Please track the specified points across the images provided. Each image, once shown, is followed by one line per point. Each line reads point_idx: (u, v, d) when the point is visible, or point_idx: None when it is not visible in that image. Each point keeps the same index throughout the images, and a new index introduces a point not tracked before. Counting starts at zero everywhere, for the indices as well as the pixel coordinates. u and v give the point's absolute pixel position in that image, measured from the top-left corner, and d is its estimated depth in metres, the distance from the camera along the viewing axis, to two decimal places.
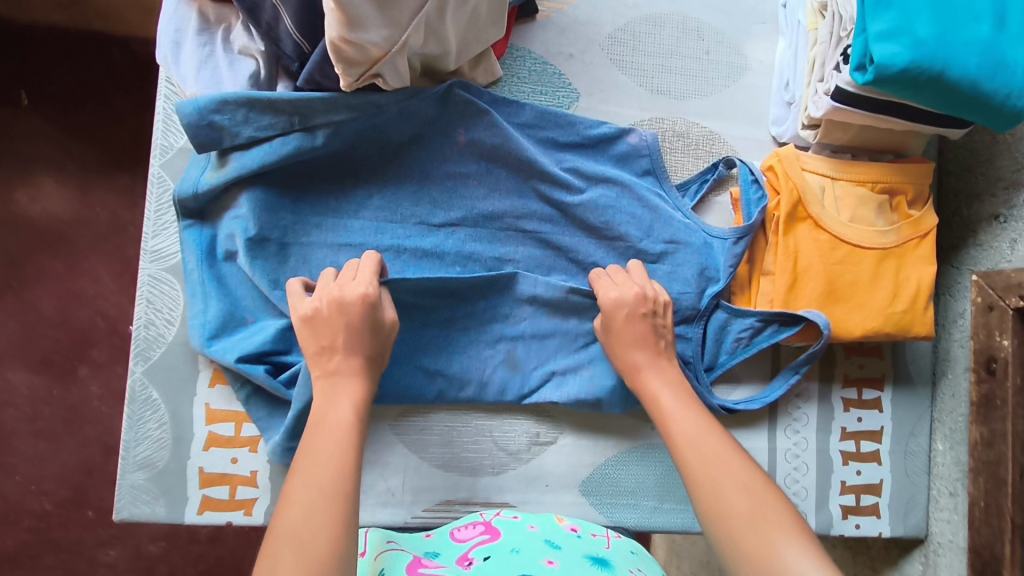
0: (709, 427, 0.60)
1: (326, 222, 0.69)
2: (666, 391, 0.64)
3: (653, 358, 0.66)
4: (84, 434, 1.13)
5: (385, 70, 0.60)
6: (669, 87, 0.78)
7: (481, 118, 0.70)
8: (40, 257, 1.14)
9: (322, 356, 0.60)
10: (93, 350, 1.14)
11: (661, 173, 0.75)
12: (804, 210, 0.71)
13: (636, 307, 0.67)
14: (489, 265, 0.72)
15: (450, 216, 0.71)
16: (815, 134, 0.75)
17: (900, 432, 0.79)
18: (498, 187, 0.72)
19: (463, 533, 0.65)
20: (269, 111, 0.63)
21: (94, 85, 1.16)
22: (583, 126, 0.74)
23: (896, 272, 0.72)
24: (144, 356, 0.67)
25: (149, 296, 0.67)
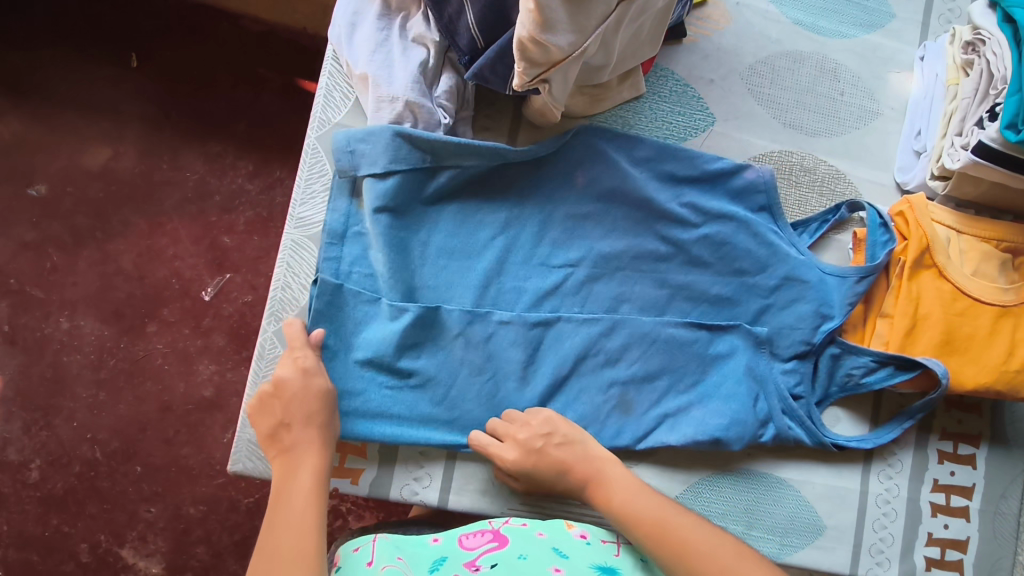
0: (673, 510, 0.59)
1: (452, 266, 0.71)
2: (614, 496, 0.61)
3: (586, 465, 0.64)
4: (143, 389, 1.12)
5: (554, 75, 0.62)
6: (801, 123, 0.79)
7: (602, 159, 0.73)
8: (126, 212, 1.17)
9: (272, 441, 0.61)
10: (164, 309, 1.15)
11: (776, 208, 0.75)
12: (931, 258, 0.72)
13: (533, 442, 0.65)
14: (607, 305, 0.73)
15: (570, 257, 0.73)
16: (944, 185, 0.75)
17: (991, 493, 0.79)
18: (616, 227, 0.74)
19: (471, 539, 0.65)
20: (411, 150, 0.67)
21: (204, 57, 1.20)
22: (702, 160, 0.74)
23: (1013, 330, 0.73)
24: (277, 317, 0.69)
25: (288, 261, 0.69)
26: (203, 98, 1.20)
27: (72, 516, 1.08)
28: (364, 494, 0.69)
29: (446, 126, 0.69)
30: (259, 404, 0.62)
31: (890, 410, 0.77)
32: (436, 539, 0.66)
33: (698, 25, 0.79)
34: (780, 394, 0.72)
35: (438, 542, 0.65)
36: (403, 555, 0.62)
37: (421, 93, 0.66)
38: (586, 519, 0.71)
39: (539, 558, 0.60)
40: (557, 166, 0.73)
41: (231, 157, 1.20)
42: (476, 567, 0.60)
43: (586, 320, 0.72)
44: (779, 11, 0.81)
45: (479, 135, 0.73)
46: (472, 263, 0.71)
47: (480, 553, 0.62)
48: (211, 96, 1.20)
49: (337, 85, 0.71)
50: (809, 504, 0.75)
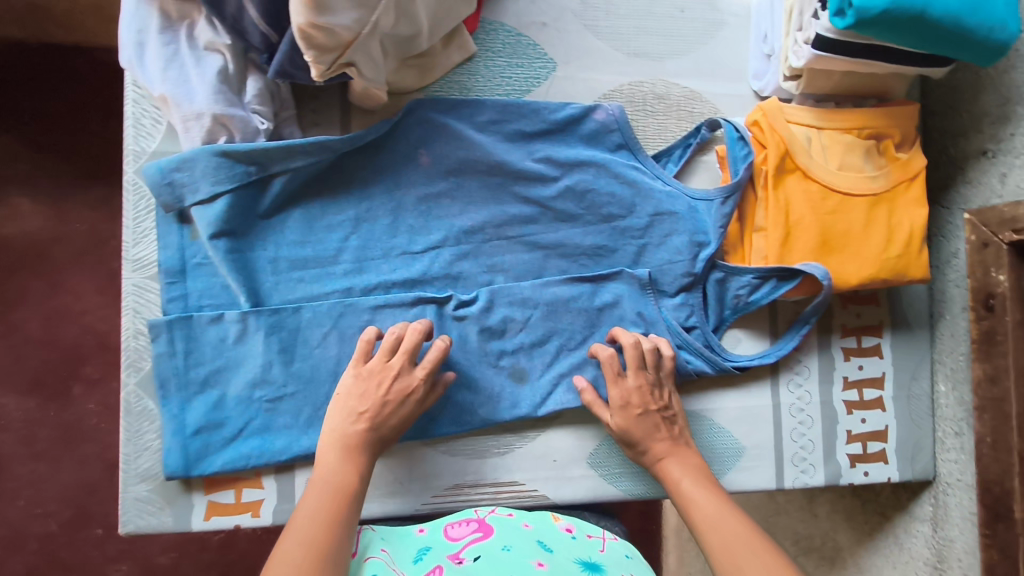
0: (728, 509, 0.60)
1: (309, 275, 0.68)
2: (684, 478, 0.64)
3: (670, 444, 0.66)
4: (83, 451, 1.08)
5: (356, 56, 0.58)
6: (647, 49, 0.76)
7: (442, 130, 0.69)
8: (21, 278, 1.08)
9: (344, 420, 0.61)
10: (86, 366, 1.09)
11: (634, 144, 0.73)
12: (792, 161, 0.71)
13: (646, 403, 0.67)
14: (479, 283, 0.71)
15: (431, 240, 0.70)
16: (797, 84, 0.73)
17: (902, 378, 0.80)
18: (473, 199, 0.71)
19: (456, 527, 0.64)
20: (230, 163, 0.63)
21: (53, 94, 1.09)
22: (548, 111, 0.71)
23: (888, 217, 0.72)
24: (134, 367, 0.65)
25: (135, 305, 0.65)
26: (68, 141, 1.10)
27: None
28: (270, 524, 0.67)
29: (266, 131, 0.65)
30: (375, 373, 0.62)
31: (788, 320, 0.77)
32: (422, 529, 0.66)
33: None
34: (675, 332, 0.71)
35: (425, 532, 0.65)
36: (387, 547, 0.63)
37: (228, 103, 0.62)
38: (505, 497, 0.70)
39: (524, 550, 0.58)
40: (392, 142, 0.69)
41: (115, 197, 1.12)
42: (459, 559, 0.58)
43: (462, 303, 0.69)
44: None
45: (310, 133, 0.69)
46: (330, 267, 0.68)
47: (465, 544, 0.61)
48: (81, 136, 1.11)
49: (145, 112, 0.66)
50: (724, 431, 0.76)
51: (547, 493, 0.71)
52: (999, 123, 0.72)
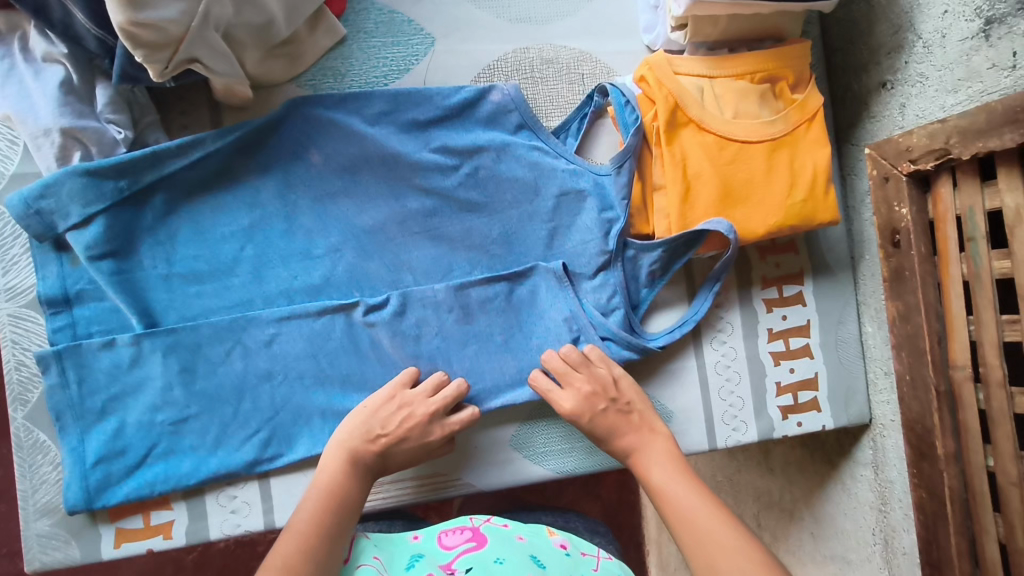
0: (706, 501, 0.58)
1: (206, 290, 0.65)
2: (654, 469, 0.63)
3: (637, 434, 0.65)
4: None
5: (197, 52, 0.55)
6: (529, 14, 0.73)
7: (329, 125, 0.66)
8: None
9: (360, 445, 0.61)
10: None
11: (534, 124, 0.70)
12: (684, 114, 0.68)
13: (592, 406, 0.65)
14: (388, 280, 0.68)
15: (330, 241, 0.67)
16: (684, 35, 0.70)
17: (828, 323, 0.78)
18: (369, 197, 0.68)
19: (450, 537, 0.63)
20: (97, 180, 0.61)
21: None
22: (442, 96, 0.67)
23: (790, 161, 0.70)
24: (21, 400, 0.63)
25: (14, 337, 0.63)
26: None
27: None
28: (184, 545, 0.65)
29: (126, 140, 0.62)
30: (400, 402, 0.63)
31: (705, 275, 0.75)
32: (416, 536, 0.64)
33: None
34: (597, 323, 0.69)
35: (419, 539, 0.64)
36: (380, 554, 0.61)
37: (78, 115, 0.59)
38: (429, 489, 0.69)
39: (517, 564, 0.58)
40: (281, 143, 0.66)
41: None
42: (450, 570, 0.58)
43: (371, 307, 0.66)
44: None
45: (178, 136, 0.66)
46: (226, 280, 0.65)
47: (457, 555, 0.60)
48: None
49: None
50: (650, 398, 0.74)
51: (471, 480, 0.70)
52: (895, 52, 0.69)
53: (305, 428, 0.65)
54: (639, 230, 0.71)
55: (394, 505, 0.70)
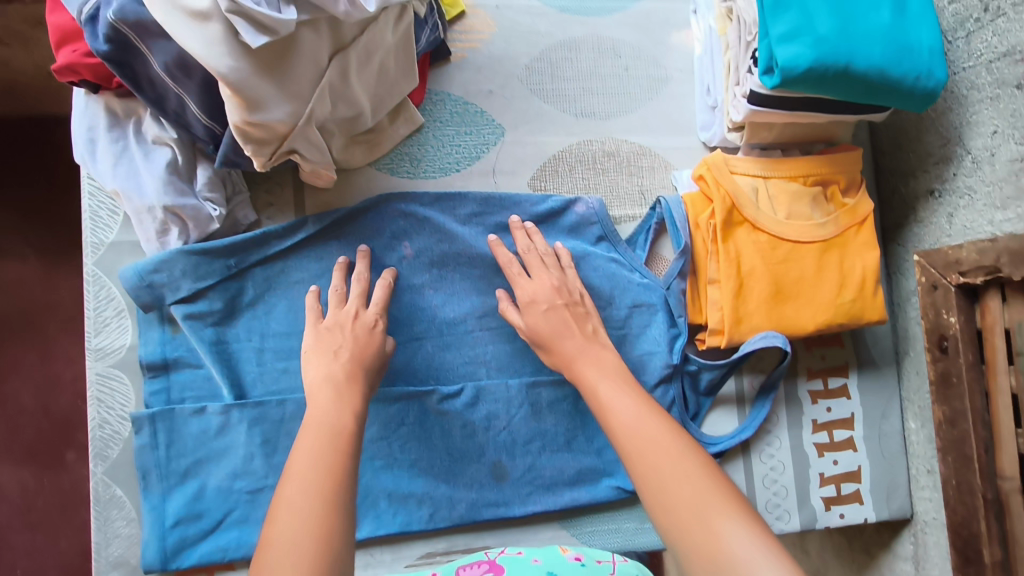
0: (650, 411, 0.56)
1: (292, 367, 0.68)
2: (602, 380, 0.60)
3: (583, 343, 0.64)
4: (81, 516, 1.07)
5: (296, 145, 0.60)
6: (593, 109, 0.78)
7: (415, 218, 0.72)
8: (15, 349, 1.08)
9: (327, 362, 0.60)
10: (80, 432, 1.08)
11: (614, 236, 0.75)
12: (740, 214, 0.72)
13: (553, 300, 0.67)
14: (463, 374, 0.72)
15: (414, 331, 0.71)
16: (741, 135, 0.74)
17: (871, 417, 0.80)
18: (455, 291, 0.73)
19: (466, 569, 0.63)
20: (206, 259, 0.66)
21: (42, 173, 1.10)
22: (529, 204, 0.73)
23: (840, 262, 0.73)
24: (102, 456, 0.66)
25: (99, 396, 0.66)
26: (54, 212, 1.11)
27: None
28: None
29: (219, 216, 0.66)
30: (334, 321, 0.64)
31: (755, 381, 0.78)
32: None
33: (461, 39, 0.76)
34: None
35: None
36: None
37: (178, 194, 0.63)
38: None
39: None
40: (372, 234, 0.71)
41: None
42: None
43: (447, 396, 0.71)
44: (541, 3, 0.78)
45: (264, 213, 0.71)
46: None
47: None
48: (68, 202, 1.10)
49: (100, 204, 0.67)
50: None
51: None
52: (944, 163, 0.73)
53: (372, 509, 0.69)
54: (691, 319, 0.74)
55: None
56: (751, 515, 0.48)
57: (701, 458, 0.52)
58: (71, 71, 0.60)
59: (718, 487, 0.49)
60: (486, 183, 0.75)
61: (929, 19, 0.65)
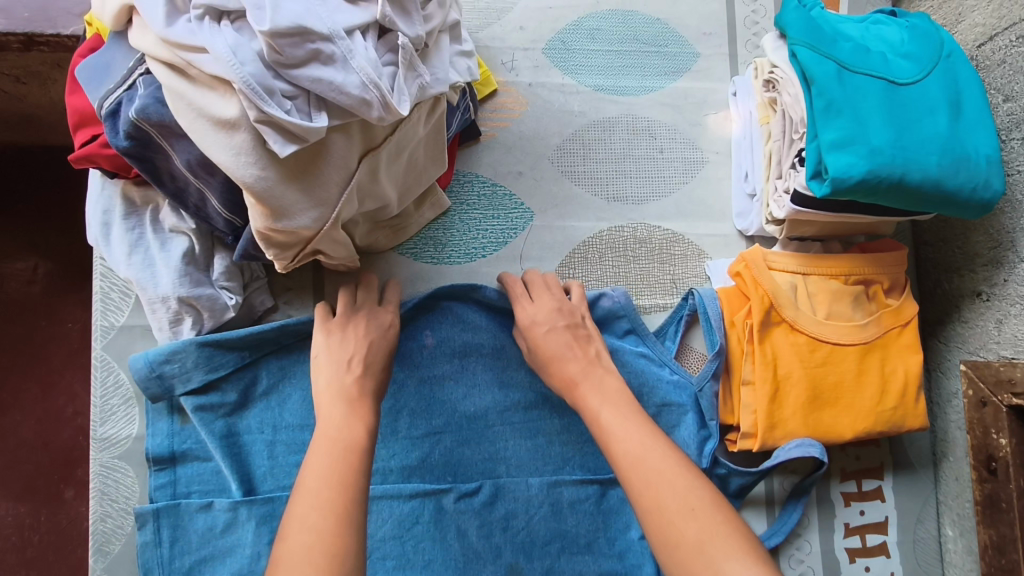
0: (653, 438, 0.55)
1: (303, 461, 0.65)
2: (604, 407, 0.59)
3: (585, 369, 0.63)
4: (77, 557, 1.04)
5: (320, 244, 0.57)
6: (625, 192, 0.75)
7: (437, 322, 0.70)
8: (17, 380, 1.06)
9: (338, 371, 0.59)
10: (81, 468, 1.06)
11: (642, 330, 0.72)
12: (779, 313, 0.68)
13: (554, 321, 0.66)
14: (481, 471, 0.69)
15: (432, 425, 0.68)
16: (781, 229, 0.71)
17: (905, 521, 0.76)
18: (477, 383, 0.70)
19: None
20: (220, 350, 0.63)
21: (60, 210, 1.09)
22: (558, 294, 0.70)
23: (881, 366, 0.69)
24: (102, 552, 0.63)
25: (103, 488, 0.63)
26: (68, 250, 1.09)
27: None
28: None
29: (236, 305, 0.63)
30: (345, 322, 0.63)
31: (785, 483, 0.74)
32: None
33: (491, 118, 0.74)
34: None
35: None
36: None
37: (194, 283, 0.61)
38: None
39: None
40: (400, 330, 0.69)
41: None
42: None
43: (463, 495, 0.67)
44: (576, 81, 0.76)
45: (281, 297, 0.68)
46: None
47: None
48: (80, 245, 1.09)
49: (113, 286, 0.65)
50: None
51: None
52: (993, 266, 0.70)
53: None
54: (723, 420, 0.70)
55: None
56: (751, 546, 0.49)
57: (703, 488, 0.52)
58: (88, 159, 0.57)
59: (723, 523, 0.50)
60: (512, 268, 0.72)
61: (985, 126, 0.63)
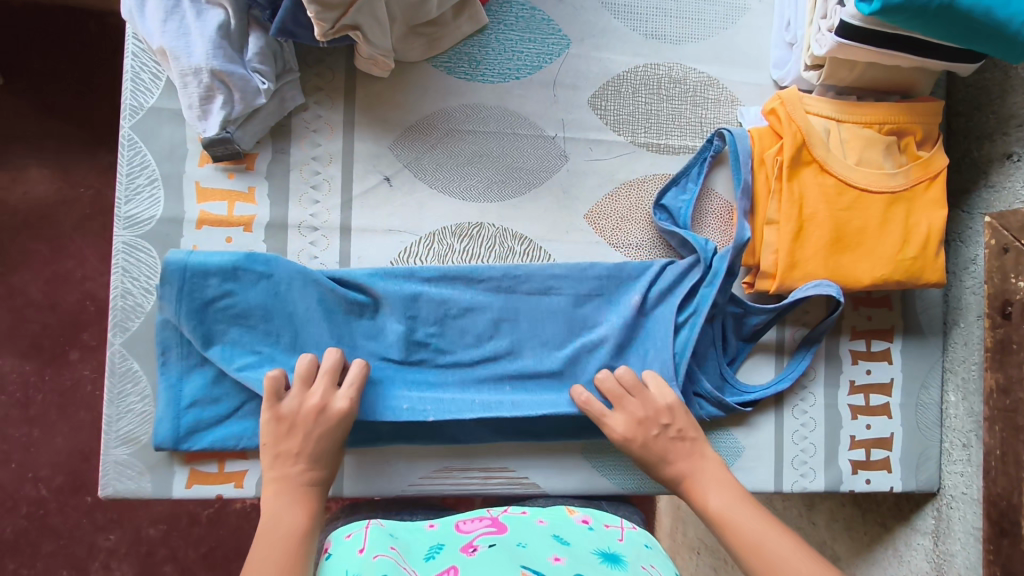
0: (771, 525, 0.55)
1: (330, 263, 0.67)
2: (713, 494, 0.60)
3: (688, 460, 0.62)
4: (79, 418, 1.09)
5: (359, 18, 0.56)
6: (663, 31, 0.74)
7: (470, 310, 0.67)
8: (25, 240, 1.09)
9: (280, 466, 0.57)
10: (84, 333, 1.10)
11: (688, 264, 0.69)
12: (810, 153, 0.68)
13: (644, 433, 0.63)
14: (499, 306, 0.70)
15: (442, 268, 0.67)
16: (818, 74, 0.71)
17: (911, 385, 0.78)
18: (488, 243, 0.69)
19: (468, 523, 0.62)
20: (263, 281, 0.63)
21: (72, 61, 1.09)
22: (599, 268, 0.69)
23: (905, 217, 0.69)
24: (122, 327, 0.64)
25: (125, 265, 0.64)
26: (78, 106, 1.10)
27: (29, 557, 1.06)
28: (252, 496, 0.65)
29: (268, 91, 0.62)
30: (293, 410, 0.59)
31: (795, 332, 0.75)
32: (433, 524, 0.63)
33: None
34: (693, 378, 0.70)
35: (435, 528, 0.62)
36: (398, 543, 0.58)
37: (227, 60, 0.60)
38: (495, 483, 0.69)
39: (538, 547, 0.56)
40: (435, 353, 0.67)
41: None
42: (473, 548, 0.56)
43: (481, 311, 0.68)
44: None
45: (312, 97, 0.67)
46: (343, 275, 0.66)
47: (477, 535, 0.59)
48: (91, 103, 1.10)
49: (143, 66, 0.64)
50: (727, 432, 0.73)
51: (539, 480, 0.70)
52: None
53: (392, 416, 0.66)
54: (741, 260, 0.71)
55: (458, 492, 0.69)
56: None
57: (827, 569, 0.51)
58: None
59: None
60: (545, 93, 0.71)
61: None
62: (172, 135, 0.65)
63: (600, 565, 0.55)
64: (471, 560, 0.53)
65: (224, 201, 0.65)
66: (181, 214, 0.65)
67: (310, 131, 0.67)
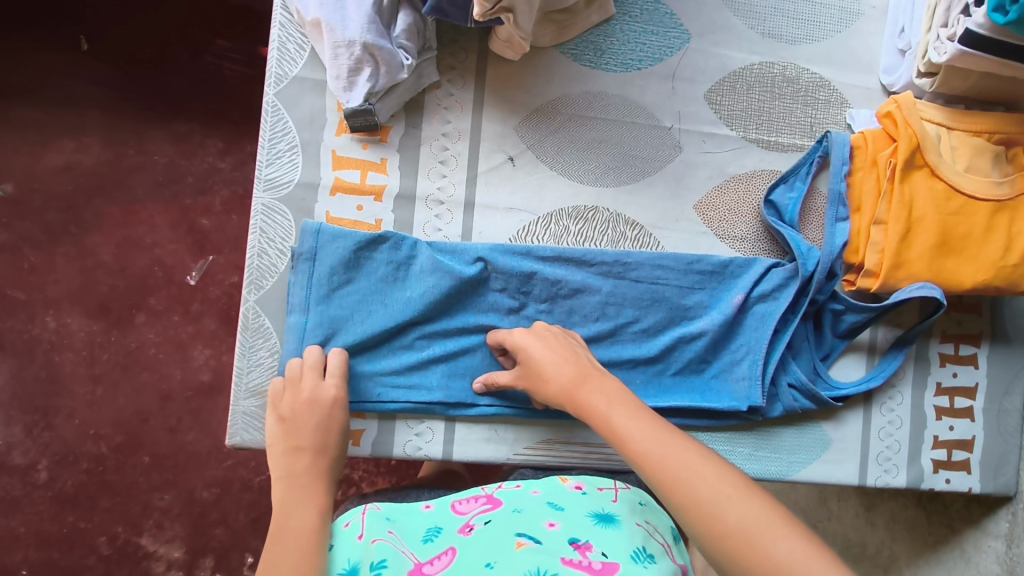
0: (670, 435, 0.49)
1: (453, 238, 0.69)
2: (610, 406, 0.52)
3: (580, 372, 0.56)
4: (141, 380, 1.07)
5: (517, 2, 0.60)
6: (780, 31, 0.76)
7: (582, 291, 0.69)
8: (99, 203, 1.10)
9: (288, 461, 0.56)
10: (151, 298, 1.09)
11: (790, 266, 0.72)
12: (922, 157, 0.70)
13: (546, 338, 0.61)
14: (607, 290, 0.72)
15: (559, 248, 0.70)
16: (931, 82, 0.73)
17: (994, 391, 0.80)
18: (602, 226, 0.72)
19: (464, 503, 0.58)
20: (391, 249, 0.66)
21: (160, 32, 1.12)
22: (705, 263, 0.72)
23: (1009, 225, 0.70)
24: (256, 285, 0.67)
25: (262, 226, 0.67)
26: (158, 76, 1.12)
27: (87, 511, 1.03)
28: (367, 455, 0.68)
29: (410, 67, 0.65)
30: (291, 406, 0.59)
31: (887, 334, 0.78)
32: (428, 504, 0.59)
33: None
34: (789, 370, 0.73)
35: (431, 508, 0.59)
36: (395, 527, 0.54)
37: (378, 34, 0.62)
38: (595, 459, 0.70)
39: (534, 512, 0.55)
40: None
41: (200, 135, 1.13)
42: (471, 527, 0.53)
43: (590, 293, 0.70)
44: None
45: (445, 75, 0.70)
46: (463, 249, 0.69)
47: (474, 514, 0.56)
48: (169, 74, 1.12)
49: (290, 37, 0.68)
50: (816, 426, 0.76)
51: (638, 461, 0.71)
52: None
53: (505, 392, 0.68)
54: (845, 259, 0.73)
55: (560, 465, 0.71)
56: (811, 536, 0.43)
57: (732, 473, 0.46)
58: None
59: (762, 507, 0.43)
60: (665, 85, 0.73)
61: None
62: (313, 104, 0.68)
63: (595, 526, 0.53)
64: (469, 540, 0.51)
65: (357, 170, 0.68)
66: (317, 180, 0.68)
67: (441, 108, 0.70)
